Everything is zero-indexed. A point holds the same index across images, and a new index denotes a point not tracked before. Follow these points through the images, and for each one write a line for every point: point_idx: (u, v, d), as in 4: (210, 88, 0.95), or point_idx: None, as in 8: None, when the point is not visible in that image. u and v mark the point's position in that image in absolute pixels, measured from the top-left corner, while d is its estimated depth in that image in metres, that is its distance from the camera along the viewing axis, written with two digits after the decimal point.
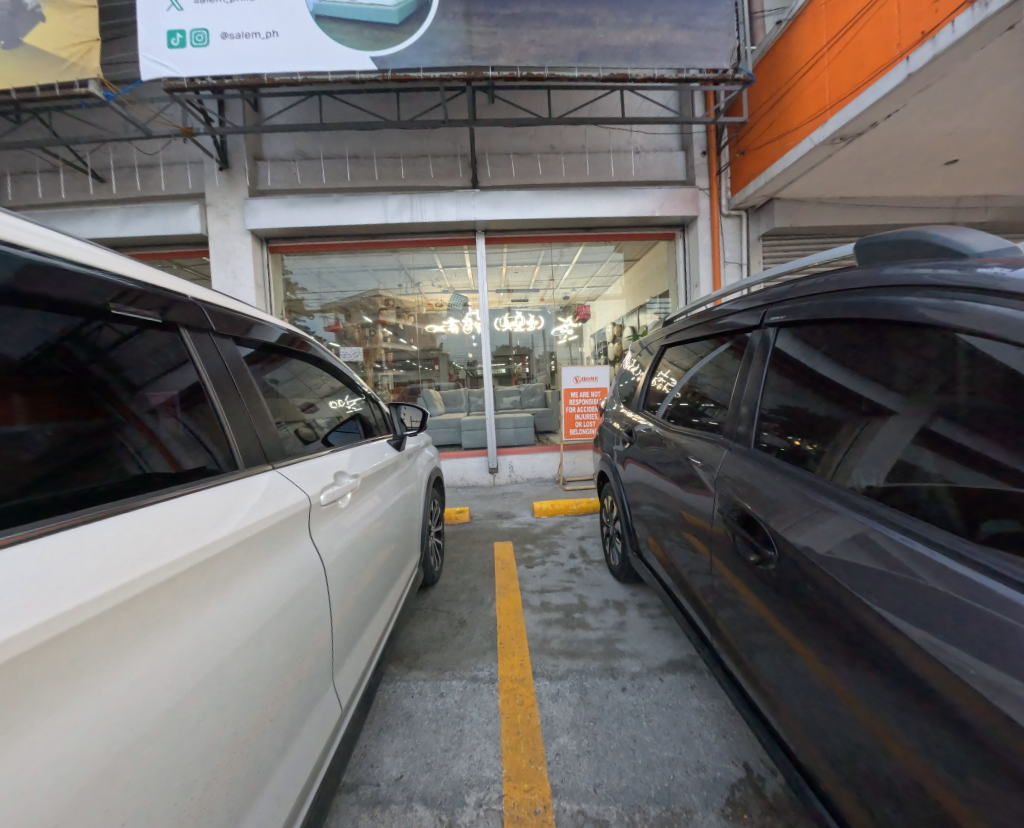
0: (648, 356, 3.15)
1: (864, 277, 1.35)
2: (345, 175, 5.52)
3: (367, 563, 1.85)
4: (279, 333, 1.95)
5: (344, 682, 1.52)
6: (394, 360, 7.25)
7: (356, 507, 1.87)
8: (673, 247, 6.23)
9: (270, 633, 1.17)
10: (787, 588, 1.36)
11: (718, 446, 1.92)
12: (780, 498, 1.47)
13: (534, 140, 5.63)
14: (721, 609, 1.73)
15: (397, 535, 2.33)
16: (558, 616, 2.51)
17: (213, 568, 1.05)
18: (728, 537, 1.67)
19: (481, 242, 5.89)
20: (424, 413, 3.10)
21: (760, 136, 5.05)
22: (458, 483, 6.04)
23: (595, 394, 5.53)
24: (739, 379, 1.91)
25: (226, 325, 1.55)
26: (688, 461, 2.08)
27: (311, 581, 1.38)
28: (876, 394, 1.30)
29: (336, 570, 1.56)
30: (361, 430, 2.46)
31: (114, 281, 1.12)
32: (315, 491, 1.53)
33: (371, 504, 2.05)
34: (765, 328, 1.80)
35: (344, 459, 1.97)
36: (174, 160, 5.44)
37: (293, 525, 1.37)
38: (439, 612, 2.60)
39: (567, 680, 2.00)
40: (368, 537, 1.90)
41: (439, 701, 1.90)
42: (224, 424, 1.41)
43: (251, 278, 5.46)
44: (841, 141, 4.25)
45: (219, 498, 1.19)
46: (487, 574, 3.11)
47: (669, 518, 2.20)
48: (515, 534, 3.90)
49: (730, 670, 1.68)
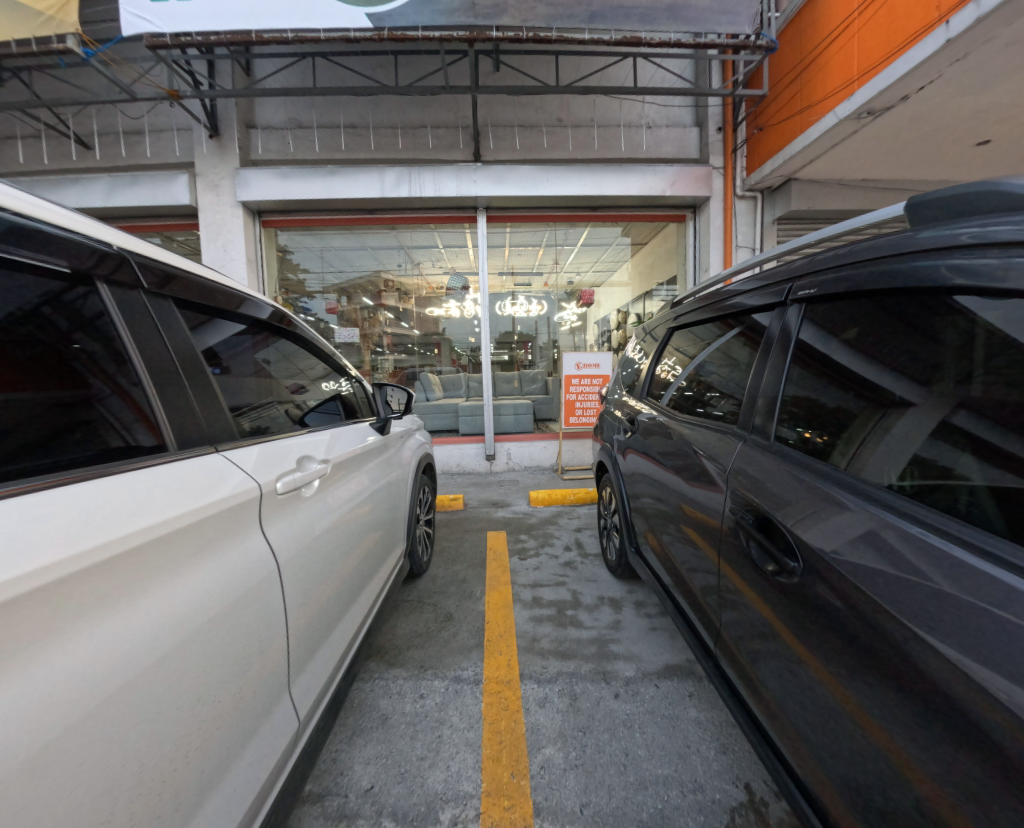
0: (652, 341, 2.98)
1: (892, 242, 1.19)
2: (340, 145, 5.26)
3: (341, 556, 1.70)
4: (268, 311, 1.83)
5: (303, 693, 1.35)
6: (394, 344, 7.08)
7: (330, 495, 1.70)
8: (683, 229, 5.97)
9: (206, 640, 0.99)
10: (798, 595, 1.21)
11: (723, 436, 1.76)
12: (795, 491, 1.29)
13: (541, 112, 5.34)
14: (727, 619, 1.57)
15: (380, 524, 2.20)
16: (550, 613, 2.38)
17: (138, 561, 0.87)
18: (738, 538, 1.49)
19: (482, 220, 5.63)
20: (410, 396, 2.75)
21: (779, 111, 4.76)
22: (454, 470, 5.88)
23: (596, 381, 5.36)
24: (760, 367, 1.67)
25: (196, 308, 1.38)
26: (694, 454, 1.90)
27: (264, 580, 1.20)
28: (900, 380, 1.16)
29: (299, 565, 1.38)
30: (342, 412, 2.26)
31: (82, 242, 1.02)
32: (274, 477, 1.34)
33: (347, 490, 1.88)
34: (791, 307, 1.56)
35: (323, 444, 1.79)
36: (160, 127, 5.18)
37: (247, 515, 1.19)
38: (425, 605, 2.47)
39: (557, 684, 1.86)
40: (342, 526, 1.73)
41: (418, 703, 1.77)
42: (158, 414, 1.13)
43: (241, 251, 5.25)
44: (869, 115, 3.98)
45: (163, 477, 1.01)
46: (478, 565, 2.97)
47: (671, 514, 2.04)
48: (510, 524, 3.76)
49: (734, 684, 1.53)
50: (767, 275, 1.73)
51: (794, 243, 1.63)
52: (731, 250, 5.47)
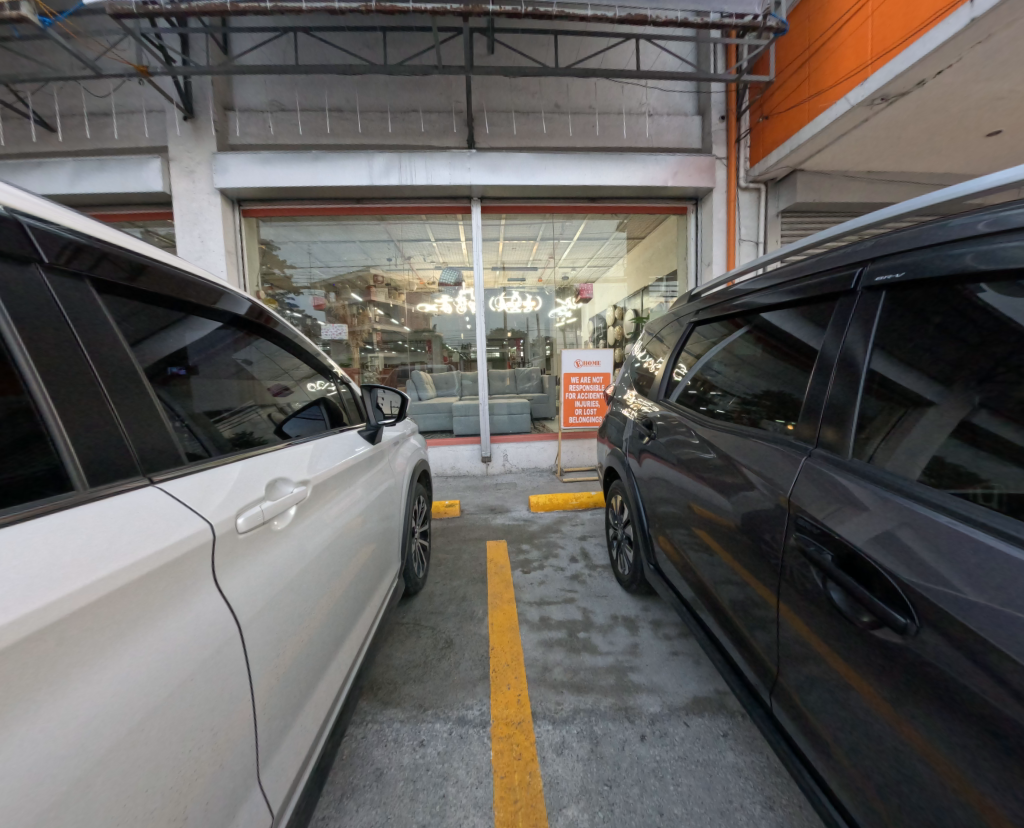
0: (658, 342, 2.87)
1: (913, 233, 1.16)
2: (325, 129, 4.96)
3: (327, 589, 1.45)
4: (248, 306, 1.56)
5: (278, 777, 1.07)
6: (384, 342, 6.73)
7: (309, 524, 1.41)
8: (685, 222, 5.78)
9: (123, 762, 0.69)
10: (902, 657, 0.95)
11: (761, 445, 1.56)
12: (896, 520, 1.03)
13: (538, 97, 5.11)
14: (788, 670, 1.30)
15: (372, 542, 1.97)
16: (561, 636, 2.17)
17: (6, 667, 0.58)
18: (797, 572, 1.26)
19: (477, 210, 5.37)
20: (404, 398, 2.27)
21: (786, 97, 4.56)
22: (448, 472, 5.63)
23: (596, 379, 5.16)
24: (825, 371, 1.38)
25: (169, 307, 1.19)
26: (729, 464, 1.69)
27: (218, 648, 0.91)
28: (916, 380, 1.14)
29: (268, 619, 1.09)
30: (326, 418, 2.00)
31: (43, 230, 0.87)
32: (234, 513, 1.04)
33: (332, 514, 1.60)
34: (862, 296, 1.30)
35: (304, 462, 1.50)
36: (129, 108, 4.84)
37: (191, 569, 0.88)
38: (422, 629, 2.25)
39: (574, 724, 1.65)
40: (324, 559, 1.44)
41: (417, 753, 1.55)
42: (57, 432, 0.83)
43: (220, 243, 4.94)
44: (883, 102, 3.80)
45: (46, 538, 0.70)
46: (479, 580, 2.74)
47: (706, 537, 1.78)
48: (510, 533, 3.53)
49: (800, 748, 1.27)
50: (819, 261, 1.48)
51: (853, 223, 1.41)
52: (735, 243, 5.28)
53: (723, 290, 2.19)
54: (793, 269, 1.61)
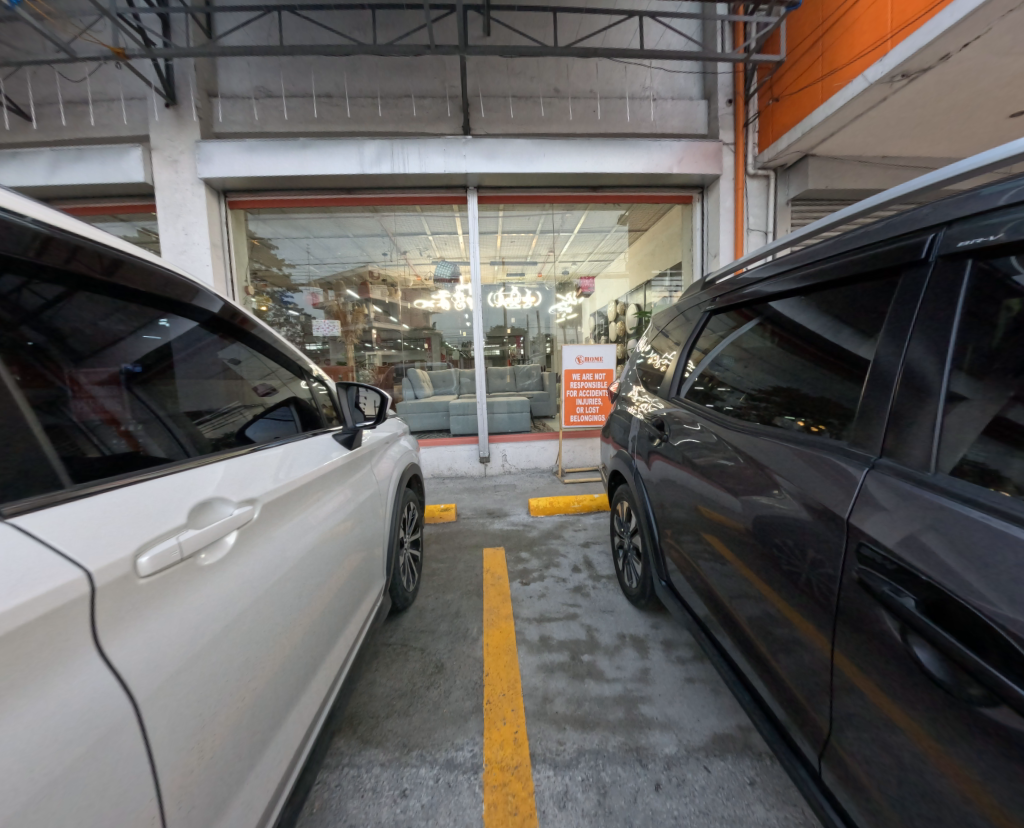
0: (664, 338, 2.67)
1: (961, 201, 1.00)
2: (312, 115, 4.74)
3: (293, 617, 1.23)
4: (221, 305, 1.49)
5: None
6: (383, 340, 6.70)
7: (265, 548, 1.14)
8: (690, 212, 5.54)
9: None
10: (1013, 741, 0.71)
11: (793, 449, 1.34)
12: (1018, 566, 0.76)
13: (537, 81, 4.88)
14: (840, 728, 1.06)
15: (354, 551, 1.75)
16: (563, 659, 1.96)
17: None
18: (857, 610, 1.01)
19: (474, 201, 5.14)
20: (384, 395, 1.95)
21: (798, 78, 4.33)
22: (446, 473, 5.43)
23: (599, 376, 4.94)
24: (884, 364, 1.13)
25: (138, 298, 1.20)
26: (753, 470, 1.47)
27: (107, 737, 0.66)
28: (975, 373, 0.95)
29: (192, 684, 0.83)
30: (298, 421, 1.81)
31: (8, 222, 0.87)
32: (151, 541, 0.80)
33: (299, 531, 1.34)
34: (937, 268, 1.04)
35: (259, 473, 1.23)
36: (108, 94, 4.63)
37: (45, 643, 0.62)
38: (410, 651, 2.05)
39: (579, 770, 1.44)
40: (284, 590, 1.18)
41: (398, 807, 1.35)
42: None
43: (205, 235, 4.73)
44: (903, 79, 3.56)
45: None
46: (474, 593, 2.54)
47: (729, 554, 1.54)
48: (509, 539, 3.33)
49: (853, 824, 1.03)
50: (868, 231, 1.23)
51: (916, 184, 1.16)
52: (743, 232, 5.05)
53: (732, 280, 2.01)
54: (833, 244, 1.37)
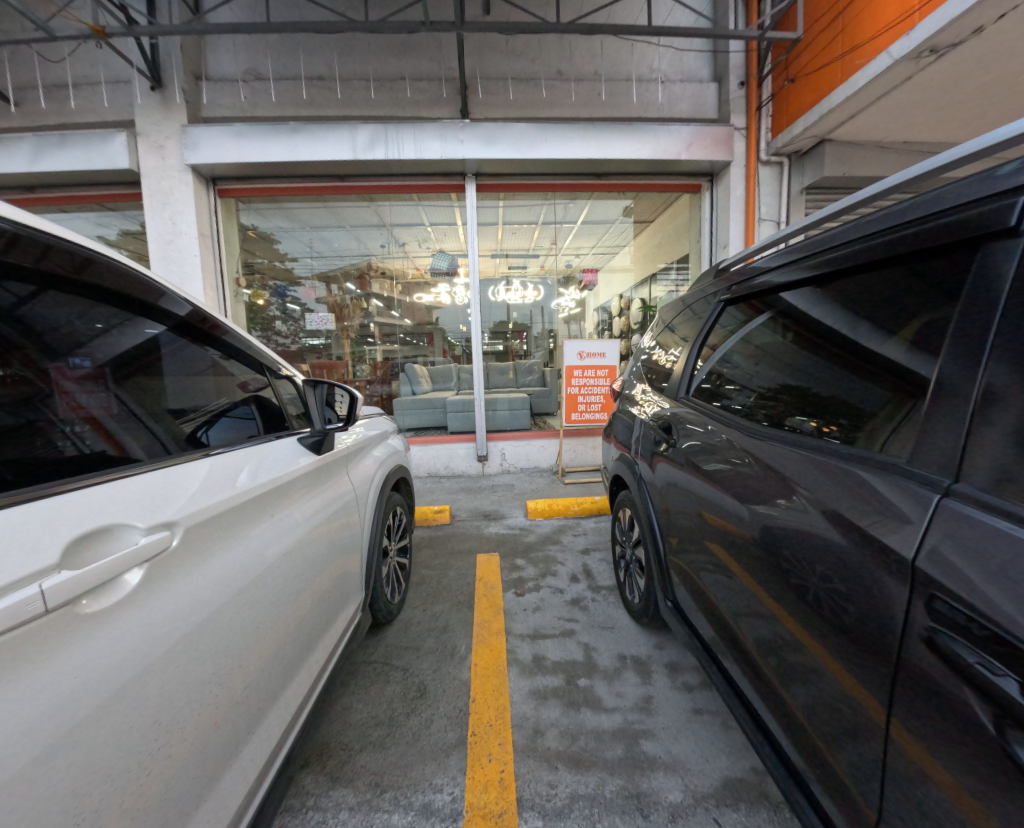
0: (670, 334, 2.48)
1: None
2: (303, 98, 4.54)
3: (244, 644, 1.08)
4: (189, 309, 1.46)
5: None
6: (386, 336, 6.69)
7: (193, 579, 0.96)
8: (698, 201, 5.30)
9: None
10: None
11: (828, 465, 1.13)
12: None
13: (538, 63, 4.66)
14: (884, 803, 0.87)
15: (328, 562, 1.60)
16: (558, 684, 1.79)
17: None
18: (921, 674, 0.80)
19: (472, 189, 4.91)
20: (354, 395, 1.73)
21: (816, 56, 4.08)
22: (442, 472, 5.26)
23: (602, 372, 4.74)
24: (958, 364, 0.92)
25: (104, 297, 1.23)
26: (776, 479, 1.27)
27: None
28: None
29: (51, 774, 0.66)
30: (260, 422, 1.63)
31: None
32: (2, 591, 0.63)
33: (246, 554, 1.15)
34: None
35: (193, 487, 1.04)
36: (91, 77, 4.44)
37: None
38: (391, 671, 1.88)
39: (571, 820, 1.27)
40: (219, 629, 1.00)
41: None
42: None
43: (192, 225, 4.55)
44: (931, 55, 3.32)
45: None
46: (464, 605, 2.37)
47: (744, 573, 1.36)
48: (504, 545, 3.15)
49: None
50: (933, 195, 1.01)
51: (994, 137, 0.95)
52: (754, 222, 4.82)
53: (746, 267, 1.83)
54: (884, 214, 1.15)
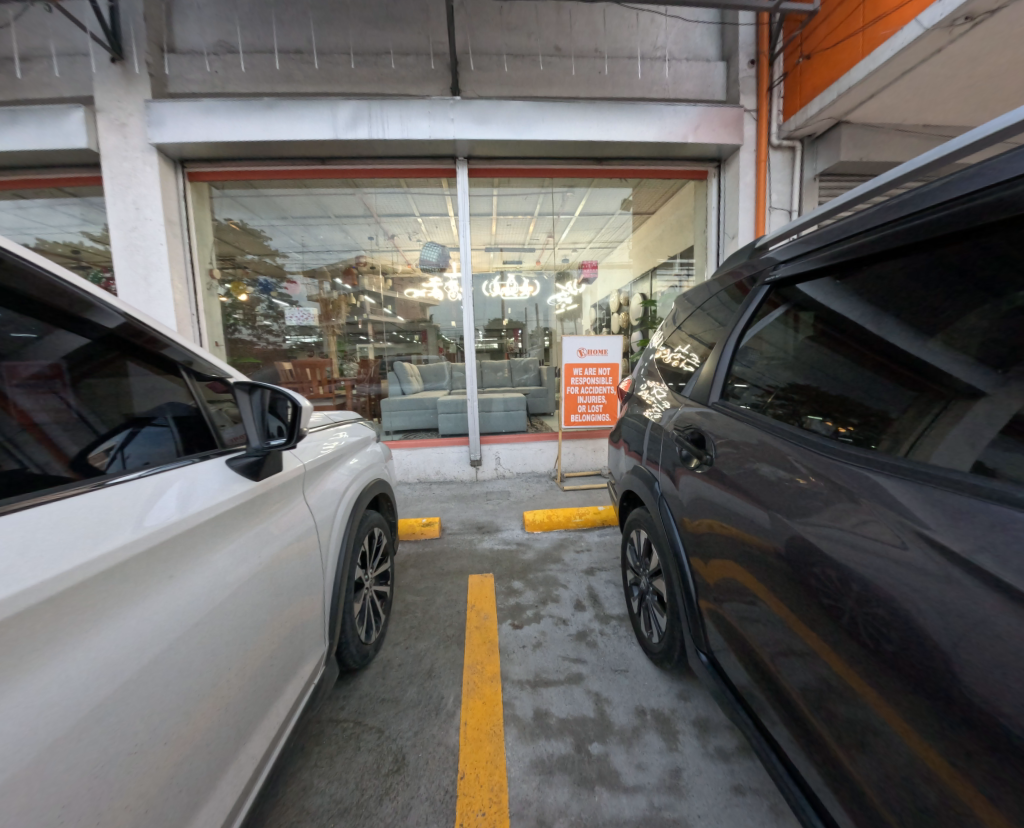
0: (687, 328, 2.14)
1: None
2: (279, 74, 4.18)
3: (149, 742, 0.85)
4: (122, 323, 1.20)
5: None
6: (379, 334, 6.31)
7: (33, 683, 0.70)
8: (704, 189, 5.00)
9: None
10: None
11: (982, 513, 0.80)
12: None
13: (534, 38, 4.32)
14: None
15: (288, 609, 1.33)
16: (566, 752, 1.47)
17: None
18: None
19: (463, 174, 4.56)
20: (298, 406, 1.35)
21: (833, 30, 3.76)
22: (433, 478, 4.93)
23: (603, 371, 4.44)
24: None
25: (12, 305, 1.01)
26: (876, 516, 0.94)
27: None
28: None
29: None
30: (178, 440, 1.26)
31: None
32: None
33: (117, 641, 0.83)
34: None
35: (26, 558, 0.74)
36: (46, 48, 4.05)
37: None
38: (364, 733, 1.56)
39: None
40: (45, 775, 0.68)
41: None
42: None
43: (158, 211, 4.17)
44: (965, 24, 3.02)
45: None
46: (454, 642, 2.04)
47: (778, 600, 1.14)
48: (499, 563, 2.83)
49: None
50: None
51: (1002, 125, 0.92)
52: (765, 211, 4.52)
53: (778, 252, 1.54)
54: (915, 197, 1.04)
